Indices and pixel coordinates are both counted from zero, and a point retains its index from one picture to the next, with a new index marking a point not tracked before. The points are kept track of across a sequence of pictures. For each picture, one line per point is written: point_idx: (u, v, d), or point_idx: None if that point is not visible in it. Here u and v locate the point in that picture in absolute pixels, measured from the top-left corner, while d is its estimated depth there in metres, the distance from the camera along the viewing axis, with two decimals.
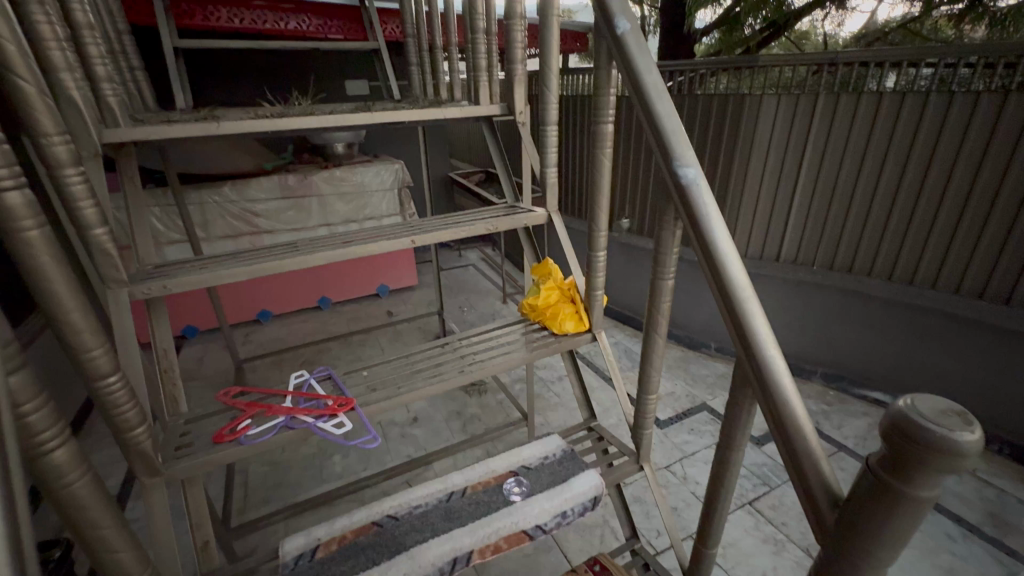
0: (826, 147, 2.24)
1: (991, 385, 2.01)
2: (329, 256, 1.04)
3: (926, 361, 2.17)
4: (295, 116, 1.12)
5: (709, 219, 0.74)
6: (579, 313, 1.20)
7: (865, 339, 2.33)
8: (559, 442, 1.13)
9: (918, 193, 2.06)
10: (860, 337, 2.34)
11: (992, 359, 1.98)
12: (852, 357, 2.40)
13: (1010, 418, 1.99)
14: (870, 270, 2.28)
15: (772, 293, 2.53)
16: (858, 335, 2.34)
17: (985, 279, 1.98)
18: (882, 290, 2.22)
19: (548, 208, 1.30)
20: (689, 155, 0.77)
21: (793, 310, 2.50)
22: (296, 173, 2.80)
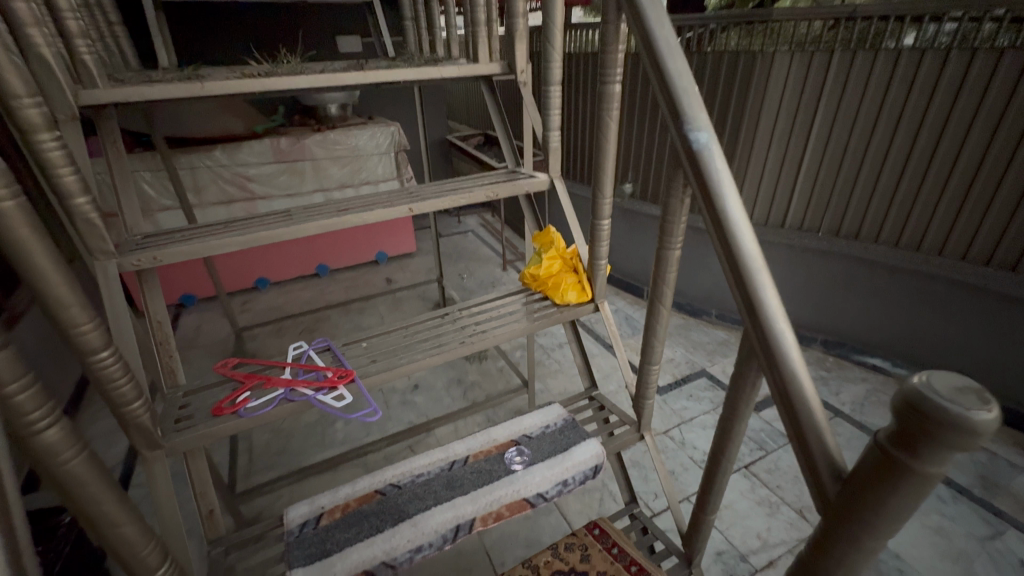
0: (838, 107, 2.15)
1: (991, 351, 2.02)
2: (325, 225, 1.01)
3: (928, 328, 2.17)
4: (284, 76, 1.06)
5: (721, 187, 0.71)
6: (582, 283, 1.18)
7: (870, 307, 2.32)
8: (560, 412, 1.14)
9: (931, 157, 2.00)
10: (864, 304, 2.32)
11: (995, 326, 1.98)
12: (854, 324, 2.40)
13: (1007, 384, 2.01)
14: (877, 236, 2.24)
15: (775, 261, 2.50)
16: (861, 303, 2.33)
17: (994, 245, 1.95)
18: (887, 256, 2.19)
19: (550, 173, 1.25)
20: (702, 118, 0.73)
21: (797, 277, 2.47)
22: (289, 136, 2.71)
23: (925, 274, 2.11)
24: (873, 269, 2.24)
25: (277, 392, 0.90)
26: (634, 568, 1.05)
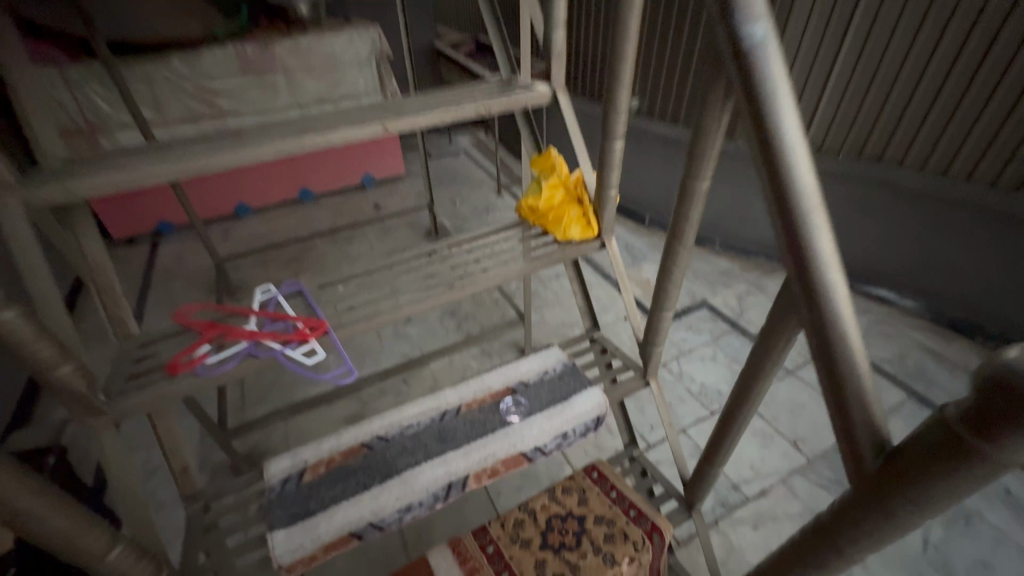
0: (882, 6, 1.85)
1: (1004, 283, 1.97)
2: (284, 149, 0.84)
3: (942, 258, 2.09)
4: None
5: (776, 99, 0.55)
6: (587, 217, 1.05)
7: (884, 236, 2.20)
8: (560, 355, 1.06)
9: (979, 68, 1.76)
10: (878, 233, 2.21)
11: (1011, 257, 1.92)
12: (863, 254, 2.30)
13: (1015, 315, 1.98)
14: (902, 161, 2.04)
15: None
16: (876, 233, 2.22)
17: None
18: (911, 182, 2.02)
19: (552, 83, 1.06)
20: (758, 5, 0.56)
21: None
22: (254, 41, 2.38)
23: (948, 202, 1.98)
24: (895, 194, 2.09)
25: (240, 345, 0.81)
26: (633, 513, 1.03)
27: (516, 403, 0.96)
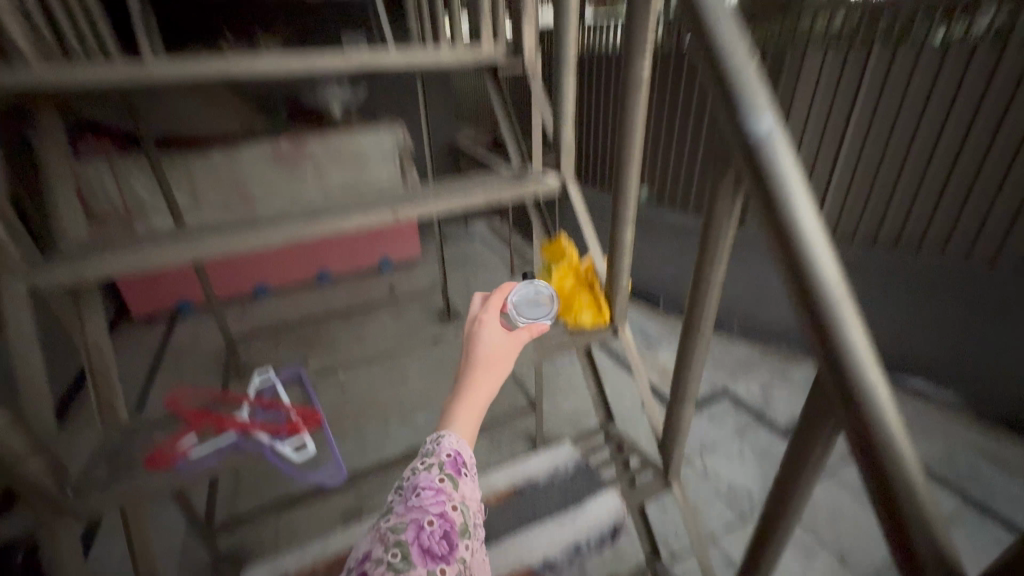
0: (874, 105, 1.98)
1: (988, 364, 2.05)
2: (292, 237, 0.83)
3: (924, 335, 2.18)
4: (251, 54, 0.94)
5: (790, 191, 0.52)
6: (600, 303, 1.02)
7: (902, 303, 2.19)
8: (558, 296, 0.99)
9: (957, 159, 1.87)
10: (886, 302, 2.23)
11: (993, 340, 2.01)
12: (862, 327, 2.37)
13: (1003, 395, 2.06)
14: (926, 232, 2.03)
15: None
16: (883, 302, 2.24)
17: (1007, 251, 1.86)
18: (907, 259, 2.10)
19: (563, 174, 1.10)
20: (763, 100, 0.54)
21: None
22: (289, 137, 2.44)
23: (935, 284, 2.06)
24: (923, 265, 2.07)
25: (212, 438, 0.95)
26: None
27: (518, 312, 0.91)
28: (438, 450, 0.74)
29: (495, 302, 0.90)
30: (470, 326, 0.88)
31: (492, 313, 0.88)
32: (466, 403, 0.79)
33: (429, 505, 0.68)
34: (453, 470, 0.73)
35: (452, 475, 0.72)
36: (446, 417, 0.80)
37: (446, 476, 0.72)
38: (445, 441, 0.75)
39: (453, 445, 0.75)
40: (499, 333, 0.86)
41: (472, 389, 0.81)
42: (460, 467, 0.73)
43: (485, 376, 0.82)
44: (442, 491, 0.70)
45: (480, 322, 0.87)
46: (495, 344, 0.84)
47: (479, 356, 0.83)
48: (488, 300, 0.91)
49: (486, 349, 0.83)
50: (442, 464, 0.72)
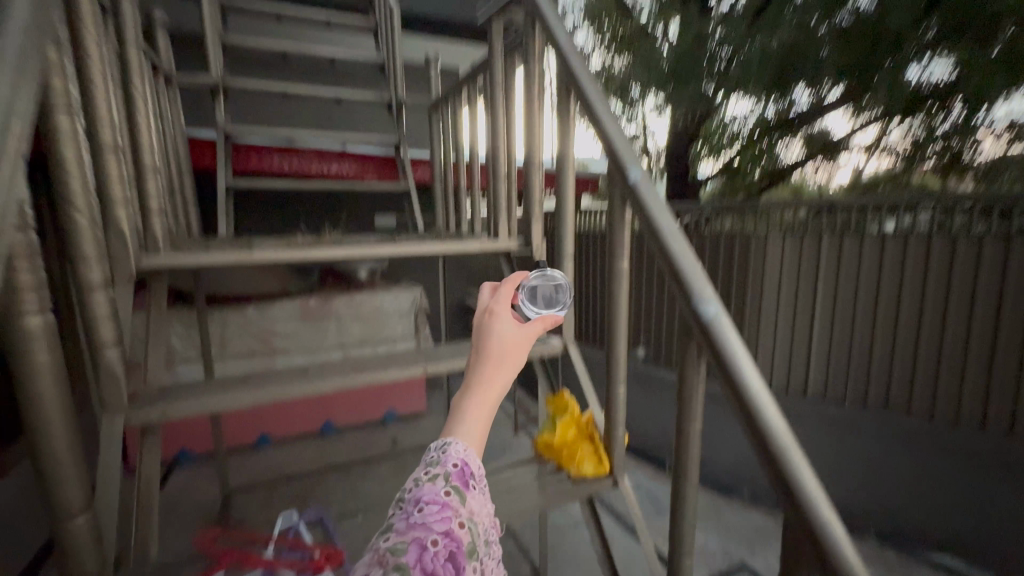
0: (838, 281, 2.45)
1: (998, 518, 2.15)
2: (338, 383, 0.99)
3: (928, 487, 2.32)
4: (316, 249, 1.19)
5: (737, 358, 0.68)
6: (600, 453, 1.12)
7: (902, 459, 2.36)
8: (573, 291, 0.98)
9: (917, 325, 2.24)
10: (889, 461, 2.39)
11: (998, 494, 2.13)
12: (873, 483, 2.47)
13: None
14: (911, 394, 2.30)
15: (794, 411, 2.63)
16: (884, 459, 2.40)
17: (983, 405, 2.13)
18: (896, 412, 2.35)
19: (565, 337, 1.31)
20: (709, 292, 0.74)
21: (809, 425, 2.59)
22: (319, 295, 2.59)
23: (928, 437, 2.26)
24: (911, 418, 2.31)
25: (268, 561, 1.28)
26: None
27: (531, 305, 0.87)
28: (444, 460, 0.70)
29: (505, 295, 0.85)
30: (479, 319, 0.83)
31: (503, 305, 0.83)
32: (479, 399, 0.75)
33: (434, 518, 0.63)
34: (459, 482, 0.68)
35: (459, 487, 0.68)
36: (453, 420, 0.75)
37: (452, 489, 0.67)
38: (452, 450, 0.71)
39: (460, 453, 0.71)
40: (512, 327, 0.80)
41: (483, 391, 0.76)
42: (468, 479, 0.69)
43: (500, 376, 0.77)
44: (448, 506, 0.65)
45: (492, 316, 0.82)
46: (507, 340, 0.79)
47: (491, 357, 0.77)
48: (497, 293, 0.86)
49: (499, 347, 0.78)
50: (447, 475, 0.68)
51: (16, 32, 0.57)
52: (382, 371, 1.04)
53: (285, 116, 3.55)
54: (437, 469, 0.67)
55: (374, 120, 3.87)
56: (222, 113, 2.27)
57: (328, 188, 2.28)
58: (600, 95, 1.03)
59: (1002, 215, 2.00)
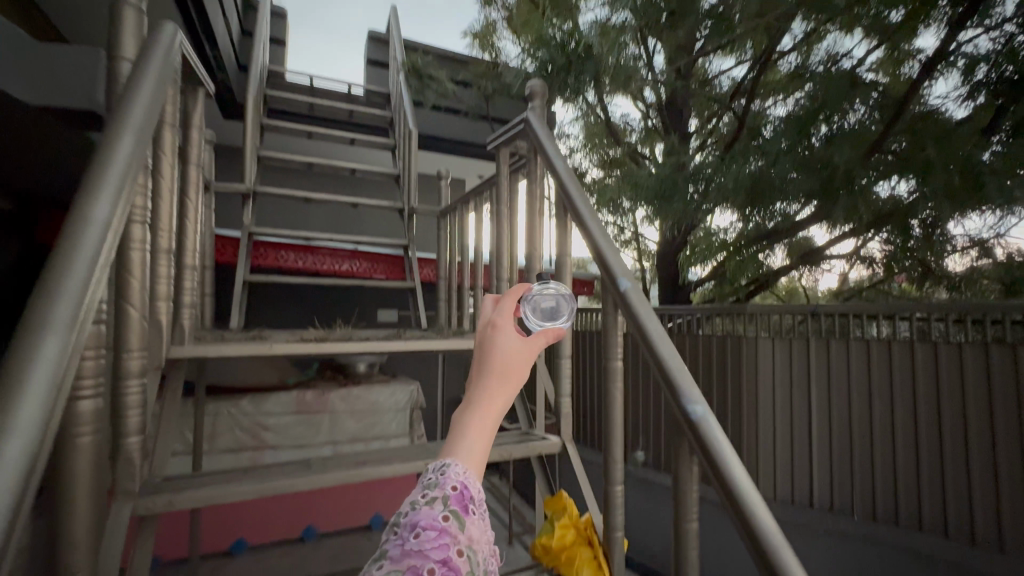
0: (830, 383, 2.53)
1: None
2: (340, 477, 1.01)
3: None
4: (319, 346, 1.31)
5: (725, 457, 0.72)
6: (599, 559, 1.09)
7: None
8: (575, 301, 0.90)
9: (915, 431, 2.25)
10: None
11: None
12: None
13: None
14: (920, 507, 2.23)
15: (802, 521, 2.54)
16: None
17: (996, 520, 2.04)
18: (908, 525, 2.26)
19: (562, 436, 1.34)
20: (696, 392, 0.80)
21: (821, 538, 2.48)
22: (315, 388, 2.50)
23: (945, 557, 2.12)
24: (925, 533, 2.20)
25: None
26: None
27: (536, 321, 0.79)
28: (442, 482, 0.58)
29: (509, 305, 0.74)
30: (481, 330, 0.72)
31: (507, 315, 0.73)
32: (481, 418, 0.64)
33: (429, 546, 0.52)
34: (459, 506, 0.56)
35: (459, 513, 0.56)
36: (451, 443, 0.63)
37: (451, 514, 0.55)
38: (450, 472, 0.59)
39: (460, 476, 0.59)
40: (518, 339, 0.70)
41: (486, 409, 0.66)
42: (470, 504, 0.57)
43: (504, 392, 0.67)
44: (447, 532, 0.53)
45: (495, 326, 0.72)
46: (512, 351, 0.69)
47: (494, 369, 0.67)
48: (500, 303, 0.75)
49: (503, 359, 0.68)
50: (447, 498, 0.56)
51: (121, 167, 0.71)
52: (383, 465, 1.07)
53: (304, 219, 3.84)
54: (433, 489, 0.56)
55: (385, 223, 4.17)
56: (249, 216, 2.48)
57: (338, 284, 2.42)
58: (591, 213, 1.18)
59: (977, 324, 2.10)
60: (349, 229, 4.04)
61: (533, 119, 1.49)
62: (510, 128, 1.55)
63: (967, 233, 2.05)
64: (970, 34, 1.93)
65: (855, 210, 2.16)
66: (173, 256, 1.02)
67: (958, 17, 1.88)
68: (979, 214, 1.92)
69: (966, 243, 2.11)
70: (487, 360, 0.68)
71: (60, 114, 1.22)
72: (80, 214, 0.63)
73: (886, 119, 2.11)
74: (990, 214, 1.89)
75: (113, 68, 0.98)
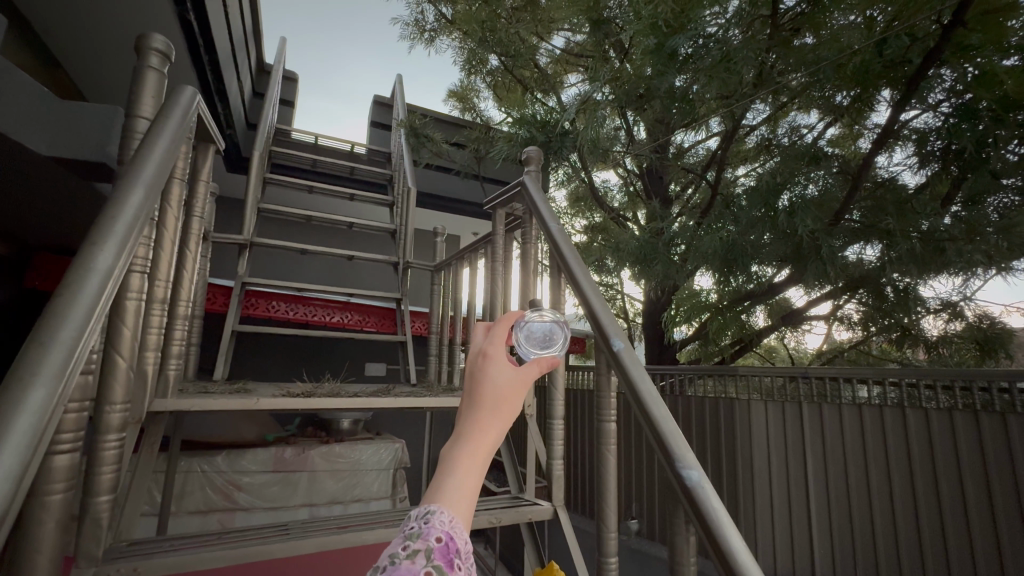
0: (824, 448, 2.50)
1: None
2: (319, 544, 0.96)
3: None
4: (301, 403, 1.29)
5: (723, 528, 0.70)
6: None
7: None
8: (571, 326, 0.82)
9: (913, 499, 2.20)
10: None
11: None
12: None
13: None
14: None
15: None
16: None
17: None
18: None
19: (554, 501, 1.28)
20: (690, 457, 0.79)
21: None
22: (296, 445, 2.40)
23: None
24: None
25: None
26: None
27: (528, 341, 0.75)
28: (425, 532, 0.49)
29: (502, 328, 0.66)
30: (471, 358, 0.64)
31: (499, 342, 0.65)
32: (470, 457, 0.56)
33: None
34: (444, 561, 0.48)
35: (443, 570, 0.47)
36: (434, 485, 0.54)
37: (434, 572, 0.46)
38: (435, 520, 0.50)
39: (446, 525, 0.50)
40: (511, 370, 0.63)
41: (475, 447, 0.57)
42: (456, 559, 0.48)
43: (495, 429, 0.59)
44: None
45: (484, 356, 0.64)
46: (506, 383, 0.61)
47: (485, 402, 0.59)
48: (491, 326, 0.67)
49: (495, 392, 0.60)
50: (429, 551, 0.47)
51: (128, 219, 0.72)
52: (365, 531, 1.01)
53: (298, 270, 3.87)
54: (414, 540, 0.48)
55: (379, 276, 4.21)
56: (244, 265, 2.49)
57: (328, 335, 2.40)
58: (585, 272, 1.21)
59: (963, 388, 2.11)
60: (343, 281, 4.07)
61: (529, 182, 1.55)
62: (506, 191, 1.62)
63: (938, 294, 2.18)
64: (914, 113, 2.08)
65: (826, 274, 2.14)
66: (167, 305, 1.03)
67: (899, 100, 2.01)
68: (941, 279, 2.00)
69: (938, 304, 2.24)
70: (479, 394, 0.60)
71: (71, 166, 1.25)
72: (83, 263, 0.64)
73: (849, 188, 2.26)
74: (954, 278, 1.96)
75: (130, 125, 1.02)
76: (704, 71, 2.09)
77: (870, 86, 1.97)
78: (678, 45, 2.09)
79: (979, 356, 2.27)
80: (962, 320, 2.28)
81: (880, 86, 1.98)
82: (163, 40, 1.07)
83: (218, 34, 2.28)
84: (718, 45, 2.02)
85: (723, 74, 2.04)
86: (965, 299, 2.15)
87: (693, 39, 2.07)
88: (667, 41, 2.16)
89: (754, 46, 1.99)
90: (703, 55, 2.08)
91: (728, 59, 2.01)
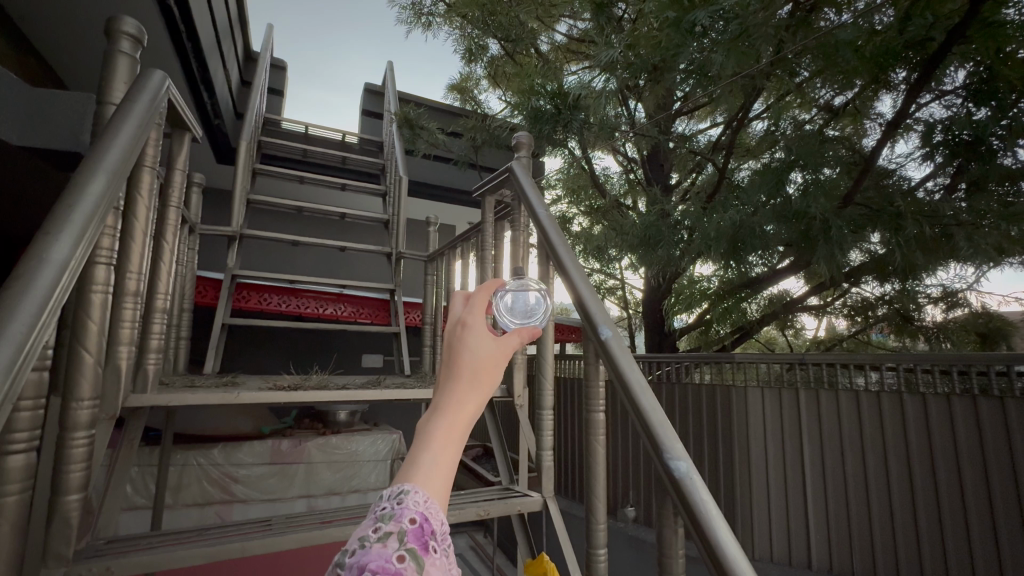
0: (822, 435, 2.48)
1: None
2: (298, 537, 0.94)
3: None
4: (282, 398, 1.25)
5: (710, 518, 0.67)
6: None
7: None
8: (555, 300, 0.80)
9: (911, 486, 2.19)
10: None
11: None
12: None
13: None
14: (924, 564, 2.13)
15: None
16: None
17: None
18: None
19: (544, 492, 1.26)
20: (678, 448, 0.76)
21: None
22: (292, 437, 2.38)
23: None
24: None
25: None
26: None
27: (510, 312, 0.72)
28: (397, 513, 0.46)
29: (482, 297, 0.62)
30: (450, 327, 0.61)
31: (478, 313, 0.61)
32: (447, 433, 0.54)
33: None
34: (418, 544, 0.44)
35: (418, 554, 0.44)
36: (408, 464, 0.51)
37: (408, 556, 0.43)
38: (409, 501, 0.47)
39: (420, 506, 0.47)
40: (491, 343, 0.59)
41: (452, 423, 0.54)
42: (431, 541, 0.45)
43: (473, 402, 0.56)
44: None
45: (461, 326, 0.60)
46: (485, 355, 0.58)
47: (463, 374, 0.57)
48: (470, 296, 0.64)
49: (474, 364, 0.58)
50: (401, 534, 0.44)
51: (88, 207, 0.69)
52: (348, 525, 0.99)
53: (291, 263, 3.86)
54: (389, 518, 0.45)
55: (372, 267, 4.18)
56: (235, 257, 2.43)
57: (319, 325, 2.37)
58: (572, 258, 1.18)
59: (963, 373, 2.09)
60: (336, 273, 4.05)
61: (518, 168, 1.50)
62: (495, 177, 1.56)
63: (938, 284, 2.18)
64: (924, 101, 2.06)
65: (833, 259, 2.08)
66: (139, 298, 1.00)
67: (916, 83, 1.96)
68: (950, 265, 1.98)
69: (938, 293, 2.27)
70: (459, 368, 0.57)
71: (43, 155, 1.20)
72: (37, 254, 0.60)
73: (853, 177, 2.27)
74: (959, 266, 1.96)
75: (99, 112, 0.98)
76: (723, 45, 1.99)
77: (884, 69, 1.91)
78: (697, 20, 2.01)
79: (979, 347, 2.26)
80: (961, 308, 2.31)
81: (896, 65, 1.90)
82: (134, 23, 1.02)
83: (201, 21, 2.20)
84: (735, 22, 1.94)
85: (742, 51, 1.96)
86: (968, 288, 2.17)
87: (713, 14, 1.99)
88: (684, 15, 2.08)
89: (773, 24, 1.91)
90: (717, 34, 2.00)
91: (747, 34, 1.93)
